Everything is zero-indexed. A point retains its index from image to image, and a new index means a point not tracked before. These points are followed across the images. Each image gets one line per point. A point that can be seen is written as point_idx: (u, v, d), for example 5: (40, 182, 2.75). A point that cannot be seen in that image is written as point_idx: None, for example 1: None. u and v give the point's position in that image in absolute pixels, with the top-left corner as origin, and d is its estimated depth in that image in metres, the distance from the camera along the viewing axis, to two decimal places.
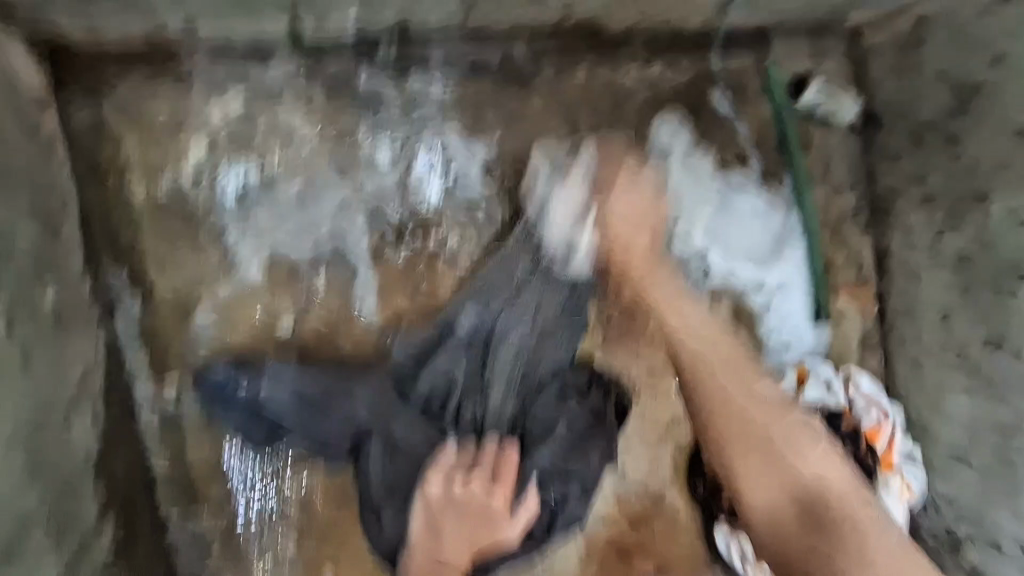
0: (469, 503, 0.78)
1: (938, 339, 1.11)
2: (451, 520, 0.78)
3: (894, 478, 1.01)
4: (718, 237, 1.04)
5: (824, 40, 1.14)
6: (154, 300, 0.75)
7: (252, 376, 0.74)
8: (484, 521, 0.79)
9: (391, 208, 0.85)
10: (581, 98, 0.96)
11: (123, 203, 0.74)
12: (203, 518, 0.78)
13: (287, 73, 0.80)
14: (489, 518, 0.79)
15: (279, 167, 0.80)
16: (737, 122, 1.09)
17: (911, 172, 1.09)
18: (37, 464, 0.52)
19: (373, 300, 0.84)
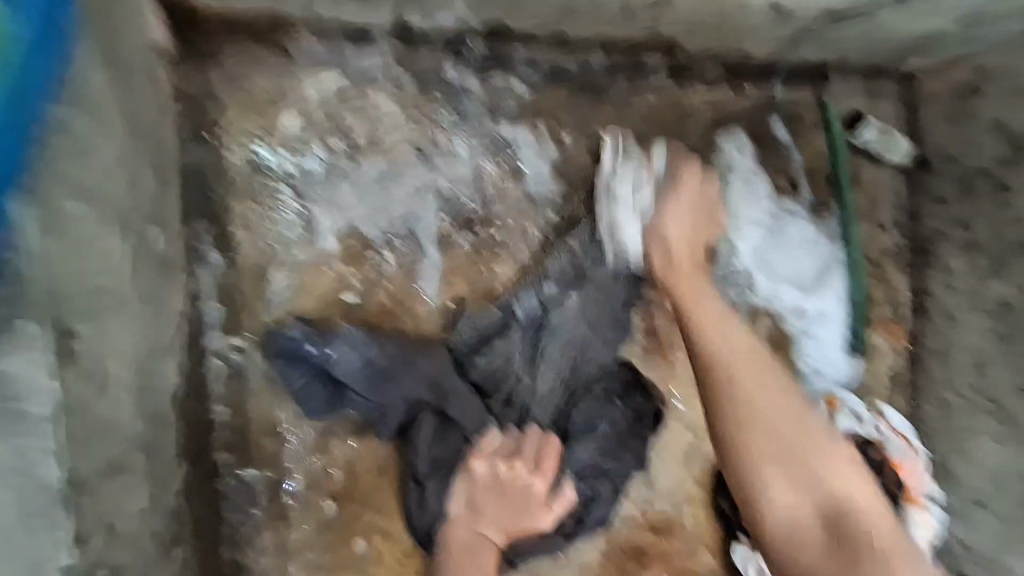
0: (510, 485, 0.84)
1: (970, 382, 1.12)
2: (491, 500, 0.84)
3: (918, 512, 1.03)
4: (764, 259, 1.08)
5: (882, 82, 1.17)
6: (235, 257, 0.79)
7: (325, 337, 0.79)
8: (522, 505, 0.84)
9: (463, 195, 0.89)
10: (649, 112, 1.00)
11: (219, 163, 0.78)
12: (254, 469, 0.81)
13: (381, 58, 0.84)
14: (527, 503, 0.85)
15: (364, 145, 0.84)
16: (794, 150, 1.12)
17: (958, 217, 1.12)
18: (141, 392, 0.55)
19: (436, 281, 0.87)
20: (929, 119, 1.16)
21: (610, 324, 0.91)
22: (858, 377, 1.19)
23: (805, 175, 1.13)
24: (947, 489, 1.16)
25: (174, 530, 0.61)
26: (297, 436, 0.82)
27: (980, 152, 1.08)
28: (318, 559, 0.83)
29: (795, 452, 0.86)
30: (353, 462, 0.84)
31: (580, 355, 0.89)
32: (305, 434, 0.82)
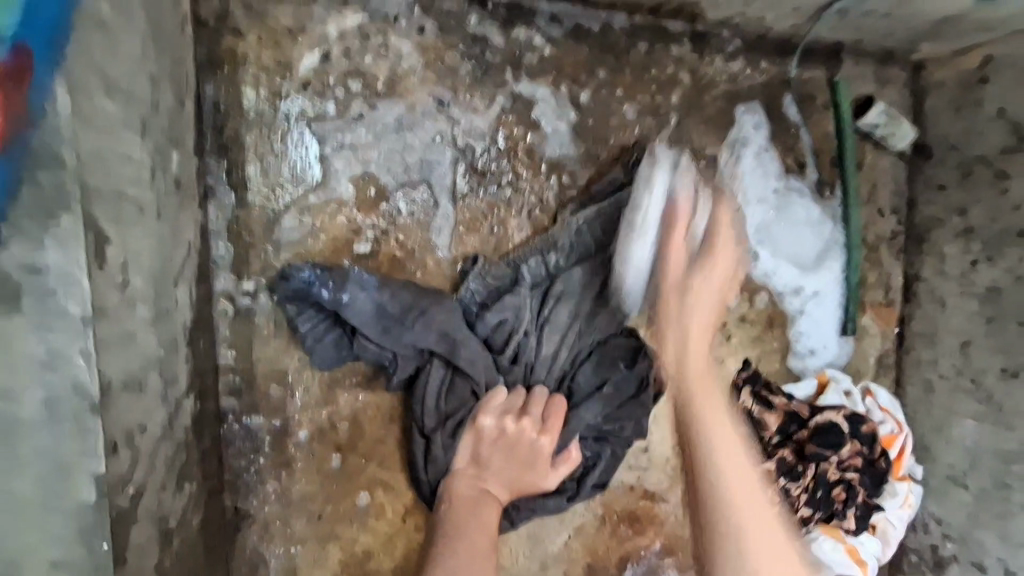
0: (517, 441, 0.84)
1: (954, 364, 1.17)
2: (498, 455, 0.84)
3: (901, 485, 1.07)
4: (768, 234, 1.11)
5: (890, 68, 1.20)
6: (246, 195, 0.76)
7: (337, 282, 0.76)
8: (528, 462, 0.85)
9: (480, 149, 0.88)
10: (667, 80, 1.01)
11: (233, 94, 0.75)
12: (258, 415, 0.79)
13: (406, 0, 0.82)
14: (532, 460, 0.85)
15: (384, 89, 0.81)
16: (802, 129, 1.14)
17: (953, 204, 1.16)
18: (161, 314, 0.53)
19: (449, 234, 0.86)
20: (932, 107, 1.19)
21: (618, 290, 0.90)
22: (848, 356, 1.22)
23: (812, 154, 1.15)
24: (925, 467, 1.21)
25: (184, 464, 0.59)
26: (303, 384, 0.80)
27: (979, 141, 1.11)
28: (319, 510, 0.82)
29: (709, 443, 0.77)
30: (359, 413, 0.83)
31: (587, 318, 0.90)
32: (311, 382, 0.81)
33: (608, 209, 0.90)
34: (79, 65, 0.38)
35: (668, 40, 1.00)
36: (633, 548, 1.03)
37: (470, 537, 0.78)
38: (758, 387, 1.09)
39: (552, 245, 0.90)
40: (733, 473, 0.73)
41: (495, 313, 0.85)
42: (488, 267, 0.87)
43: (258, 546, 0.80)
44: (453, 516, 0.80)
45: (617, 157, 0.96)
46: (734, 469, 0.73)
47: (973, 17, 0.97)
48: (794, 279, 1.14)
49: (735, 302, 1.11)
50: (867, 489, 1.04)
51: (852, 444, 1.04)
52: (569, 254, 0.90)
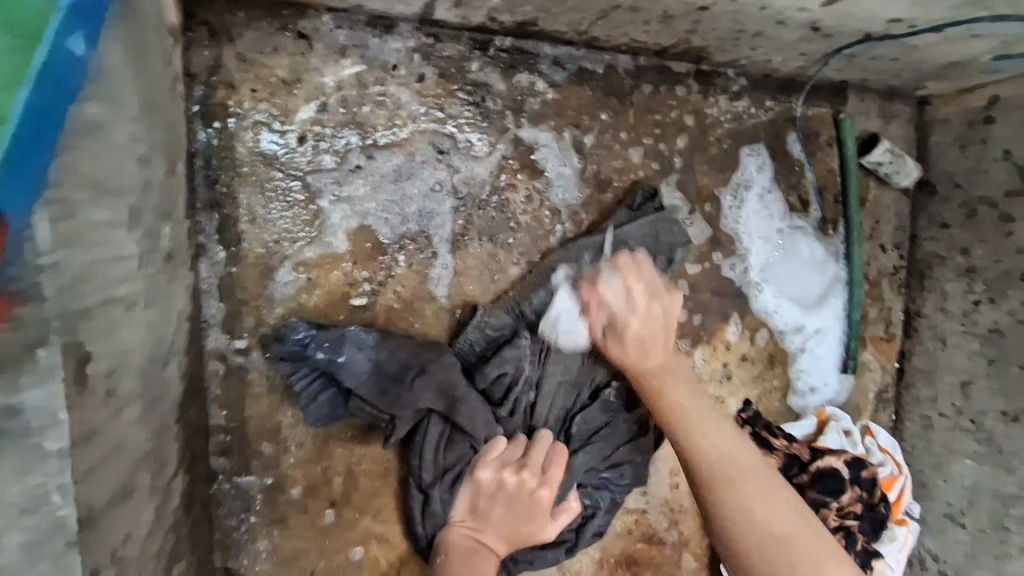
0: (516, 492, 0.82)
1: (953, 403, 1.16)
2: (496, 508, 0.82)
3: (900, 529, 1.07)
4: (769, 273, 1.10)
5: (895, 103, 1.18)
6: (239, 251, 0.74)
7: (331, 343, 0.75)
8: (527, 514, 0.83)
9: (480, 197, 0.86)
10: (670, 121, 0.99)
11: (225, 147, 0.73)
12: (251, 472, 0.78)
13: (406, 48, 0.80)
14: (532, 512, 0.83)
15: (382, 138, 0.79)
16: (806, 166, 1.12)
17: (957, 242, 1.15)
18: (150, 403, 0.51)
19: (448, 284, 0.85)
20: (936, 143, 1.17)
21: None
22: (847, 392, 1.22)
23: (816, 191, 1.13)
24: (922, 504, 1.20)
25: (174, 544, 0.58)
26: (297, 441, 0.79)
27: (984, 181, 1.09)
28: (313, 565, 0.81)
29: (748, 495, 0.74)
30: (354, 468, 0.82)
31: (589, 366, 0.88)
32: (306, 438, 0.79)
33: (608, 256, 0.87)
34: (56, 183, 0.36)
35: (671, 80, 0.98)
36: None
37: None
38: (758, 428, 1.07)
39: (553, 295, 0.87)
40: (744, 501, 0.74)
41: (495, 368, 0.82)
42: (489, 317, 0.85)
43: None
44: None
45: (620, 196, 0.95)
46: (781, 502, 0.74)
47: (983, 62, 0.95)
48: (796, 317, 1.13)
49: (737, 342, 1.10)
50: (868, 534, 1.03)
51: (853, 490, 1.04)
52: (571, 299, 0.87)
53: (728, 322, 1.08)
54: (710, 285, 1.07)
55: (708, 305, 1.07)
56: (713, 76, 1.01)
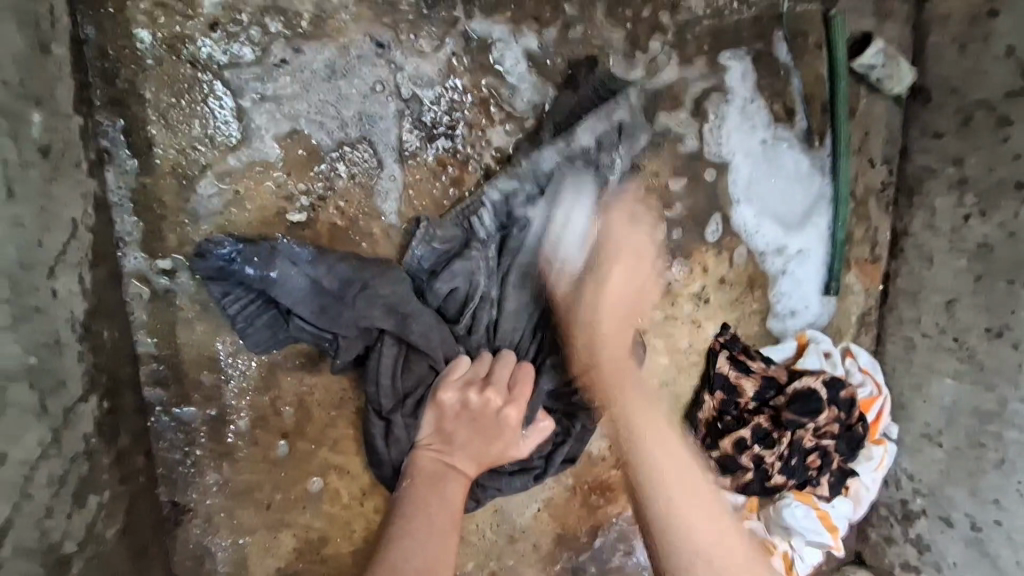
0: (481, 411, 0.74)
1: (936, 323, 1.12)
2: (463, 430, 0.74)
3: (878, 447, 1.05)
4: (750, 190, 1.04)
5: (891, 2, 1.09)
6: (153, 160, 0.67)
7: (263, 256, 0.67)
8: (496, 434, 0.75)
9: (427, 99, 0.77)
10: (643, 18, 0.90)
11: (125, 40, 0.64)
12: (190, 404, 0.73)
13: None
14: (502, 433, 0.75)
15: (310, 30, 0.70)
16: (793, 72, 1.04)
17: (949, 153, 1.08)
18: (24, 314, 0.44)
19: (398, 199, 0.77)
20: (934, 44, 1.08)
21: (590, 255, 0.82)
22: (829, 316, 1.17)
23: (802, 101, 1.05)
24: (900, 425, 1.19)
25: (89, 471, 0.53)
26: (239, 369, 0.73)
27: (984, 83, 1.01)
28: (268, 499, 0.77)
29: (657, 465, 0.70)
30: (305, 397, 0.76)
31: None
32: (247, 367, 0.74)
33: (552, 161, 0.79)
34: None
35: None
36: (604, 516, 1.01)
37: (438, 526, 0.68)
38: (735, 352, 1.04)
39: (499, 204, 0.79)
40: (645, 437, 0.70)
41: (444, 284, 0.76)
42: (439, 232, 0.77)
43: (201, 540, 0.75)
44: (418, 499, 0.70)
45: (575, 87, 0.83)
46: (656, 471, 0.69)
47: None
48: (778, 236, 1.07)
49: (715, 264, 1.04)
50: (843, 453, 1.02)
51: (830, 410, 1.00)
52: (516, 201, 0.79)
53: (705, 224, 1.02)
54: (687, 204, 1.00)
55: (683, 224, 1.01)
56: None
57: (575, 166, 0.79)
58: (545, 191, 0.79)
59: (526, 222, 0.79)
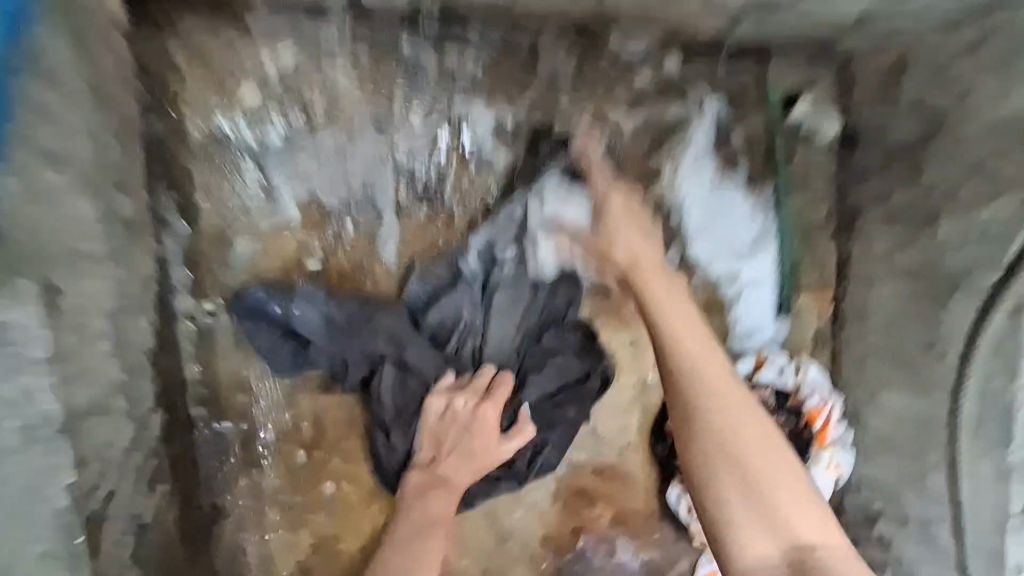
0: (463, 418, 0.90)
1: (880, 339, 1.25)
2: (450, 433, 0.91)
3: (826, 452, 1.16)
4: (702, 226, 1.19)
5: (818, 64, 1.26)
6: (201, 224, 0.85)
7: (287, 298, 0.84)
8: (477, 435, 0.91)
9: (418, 167, 0.94)
10: (597, 91, 1.08)
11: (181, 135, 0.83)
12: (226, 420, 0.88)
13: (340, 33, 0.87)
14: (481, 433, 0.91)
15: (323, 119, 0.88)
16: (733, 127, 1.21)
17: (877, 190, 1.23)
18: (119, 345, 0.61)
19: (395, 248, 0.94)
20: (859, 96, 1.24)
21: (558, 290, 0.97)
22: (785, 335, 1.31)
23: (743, 151, 1.22)
24: (856, 433, 1.30)
25: (155, 468, 0.69)
26: (266, 391, 0.89)
27: (900, 131, 1.17)
28: (289, 501, 0.91)
29: (764, 482, 0.80)
30: (319, 414, 0.92)
31: (530, 307, 0.96)
32: (272, 390, 0.89)
33: (524, 211, 0.95)
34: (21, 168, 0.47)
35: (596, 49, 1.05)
36: (585, 520, 1.14)
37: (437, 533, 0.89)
38: None
39: (482, 249, 0.95)
40: (714, 457, 0.81)
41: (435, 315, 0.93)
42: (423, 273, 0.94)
43: (234, 537, 0.89)
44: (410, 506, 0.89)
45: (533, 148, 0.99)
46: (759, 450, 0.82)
47: (880, 16, 1.03)
48: (731, 267, 1.22)
49: None
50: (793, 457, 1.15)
51: (778, 417, 1.14)
52: (496, 244, 0.95)
53: (669, 250, 1.19)
54: None
55: None
56: (636, 44, 1.07)
57: (547, 213, 0.94)
58: (519, 238, 0.95)
59: (504, 263, 0.95)
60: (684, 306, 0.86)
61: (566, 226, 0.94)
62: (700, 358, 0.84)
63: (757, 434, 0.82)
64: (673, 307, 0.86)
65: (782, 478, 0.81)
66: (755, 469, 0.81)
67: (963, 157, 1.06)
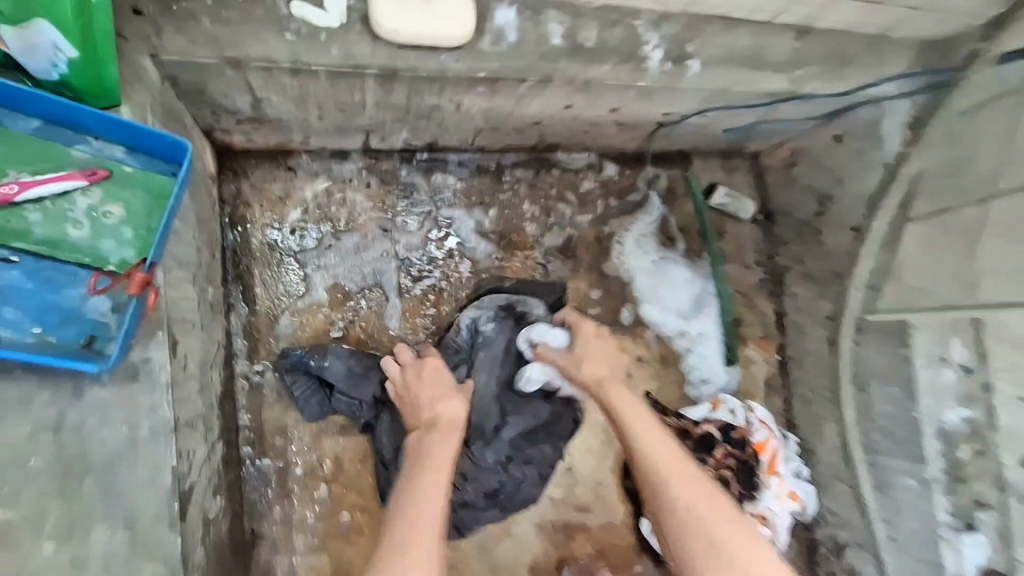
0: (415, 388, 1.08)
1: (817, 380, 1.45)
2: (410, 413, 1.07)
3: (774, 479, 1.34)
4: (649, 293, 1.46)
5: (733, 159, 1.55)
6: (256, 306, 1.15)
7: (316, 358, 1.12)
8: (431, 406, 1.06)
9: (415, 258, 1.26)
10: (552, 193, 1.40)
11: (245, 244, 1.16)
12: (267, 459, 1.12)
13: (358, 167, 1.23)
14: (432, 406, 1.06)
15: (345, 227, 1.21)
16: (668, 212, 1.51)
17: (795, 255, 1.50)
18: (203, 385, 0.89)
19: (399, 318, 1.23)
20: (770, 183, 1.55)
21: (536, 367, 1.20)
22: (737, 382, 1.52)
23: (680, 231, 1.51)
24: (813, 467, 1.46)
25: (218, 483, 0.93)
26: (299, 433, 1.14)
27: (802, 208, 1.46)
28: (316, 526, 1.12)
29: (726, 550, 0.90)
30: (340, 453, 1.15)
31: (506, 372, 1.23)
32: (304, 433, 1.14)
33: (502, 301, 1.26)
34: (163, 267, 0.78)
35: (548, 164, 1.39)
36: (570, 550, 1.32)
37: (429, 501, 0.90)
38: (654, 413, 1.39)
39: (468, 326, 1.23)
40: (677, 533, 0.94)
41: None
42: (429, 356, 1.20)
43: (270, 557, 1.10)
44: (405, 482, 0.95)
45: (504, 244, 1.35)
46: (718, 519, 0.93)
47: (762, 130, 1.36)
48: (680, 325, 1.47)
49: (632, 347, 1.44)
50: (744, 484, 1.30)
51: (723, 446, 1.33)
52: (479, 320, 1.24)
53: (621, 310, 1.44)
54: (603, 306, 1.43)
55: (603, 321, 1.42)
56: (579, 158, 1.42)
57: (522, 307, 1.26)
58: (498, 320, 1.24)
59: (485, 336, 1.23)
60: (629, 398, 1.09)
61: (547, 340, 1.19)
62: (652, 444, 1.01)
63: (711, 504, 0.94)
64: (627, 408, 1.08)
65: (740, 541, 0.91)
66: (715, 535, 0.91)
67: (846, 225, 1.34)
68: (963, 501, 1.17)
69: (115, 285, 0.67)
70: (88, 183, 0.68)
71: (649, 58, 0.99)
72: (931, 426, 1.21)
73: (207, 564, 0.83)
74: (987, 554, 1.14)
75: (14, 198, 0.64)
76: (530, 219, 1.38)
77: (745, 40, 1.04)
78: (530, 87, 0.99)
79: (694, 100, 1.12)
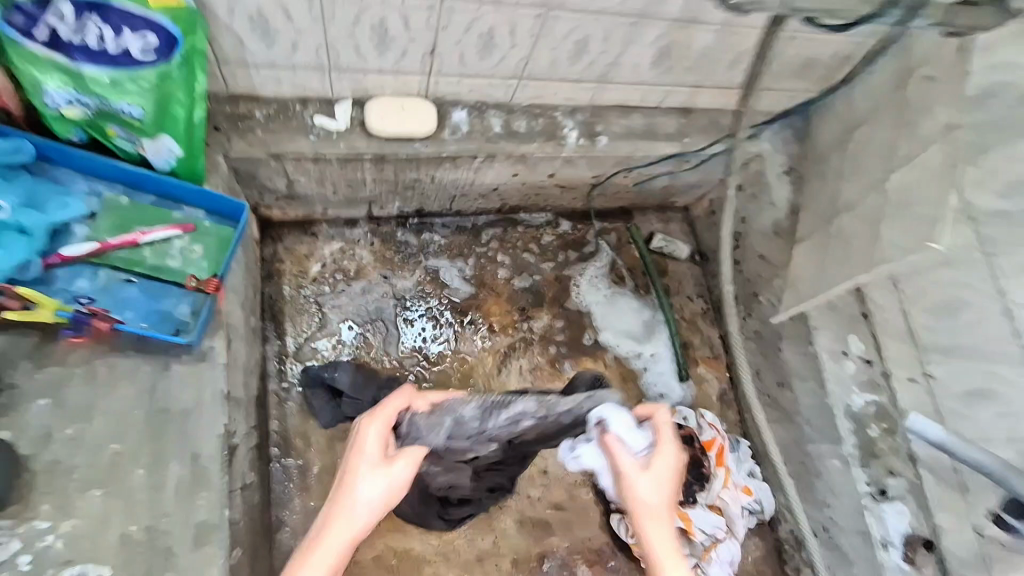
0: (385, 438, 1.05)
1: (757, 388, 1.68)
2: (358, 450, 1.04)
3: (722, 472, 1.54)
4: (606, 321, 1.75)
5: (669, 211, 1.91)
6: (285, 338, 1.49)
7: (330, 373, 1.43)
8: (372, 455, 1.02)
9: (407, 299, 1.60)
10: (519, 244, 1.75)
11: (278, 291, 1.52)
12: (290, 458, 1.39)
13: (364, 231, 1.61)
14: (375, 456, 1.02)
15: (354, 275, 1.58)
16: (618, 256, 1.84)
17: (726, 284, 1.79)
18: (246, 382, 1.20)
19: (396, 344, 1.55)
20: (701, 228, 1.88)
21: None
22: (691, 395, 1.75)
23: (628, 271, 1.83)
24: (765, 467, 1.65)
25: (252, 462, 1.21)
26: (316, 437, 1.42)
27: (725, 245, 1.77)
28: None
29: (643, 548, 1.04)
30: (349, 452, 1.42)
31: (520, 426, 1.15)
32: (320, 436, 1.42)
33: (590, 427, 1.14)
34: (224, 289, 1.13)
35: (514, 222, 1.76)
36: (548, 544, 1.51)
37: (335, 544, 0.95)
38: None
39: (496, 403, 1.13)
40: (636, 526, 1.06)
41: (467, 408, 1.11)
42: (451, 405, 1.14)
43: (291, 541, 1.34)
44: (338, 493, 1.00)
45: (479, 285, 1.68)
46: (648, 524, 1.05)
47: (679, 185, 1.72)
48: (635, 347, 1.74)
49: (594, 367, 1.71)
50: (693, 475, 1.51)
51: None
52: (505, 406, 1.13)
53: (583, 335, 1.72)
54: (567, 334, 1.71)
55: (568, 347, 1.70)
56: (539, 217, 1.79)
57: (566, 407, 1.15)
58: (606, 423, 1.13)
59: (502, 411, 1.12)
60: (656, 508, 1.05)
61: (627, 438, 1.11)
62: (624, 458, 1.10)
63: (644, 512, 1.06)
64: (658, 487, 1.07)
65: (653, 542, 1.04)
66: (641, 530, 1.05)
67: (756, 253, 1.64)
68: (876, 473, 1.39)
69: (191, 292, 1.03)
70: (183, 232, 1.05)
71: (567, 137, 1.38)
72: (840, 408, 1.47)
73: (242, 515, 1.10)
74: (907, 522, 1.34)
75: (139, 241, 1.01)
76: (504, 266, 1.72)
77: (640, 121, 1.44)
78: (482, 162, 1.37)
79: (610, 165, 1.49)
